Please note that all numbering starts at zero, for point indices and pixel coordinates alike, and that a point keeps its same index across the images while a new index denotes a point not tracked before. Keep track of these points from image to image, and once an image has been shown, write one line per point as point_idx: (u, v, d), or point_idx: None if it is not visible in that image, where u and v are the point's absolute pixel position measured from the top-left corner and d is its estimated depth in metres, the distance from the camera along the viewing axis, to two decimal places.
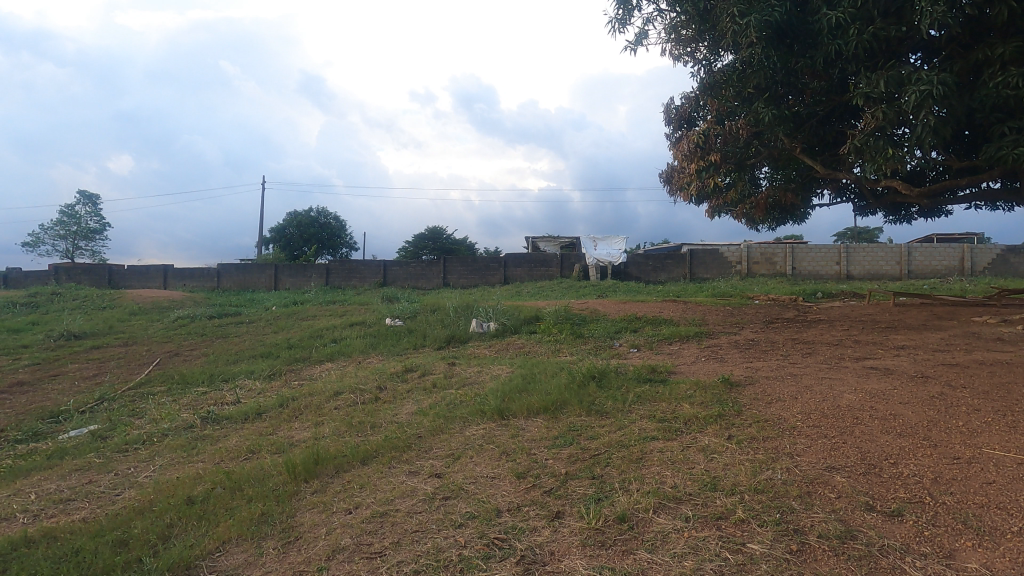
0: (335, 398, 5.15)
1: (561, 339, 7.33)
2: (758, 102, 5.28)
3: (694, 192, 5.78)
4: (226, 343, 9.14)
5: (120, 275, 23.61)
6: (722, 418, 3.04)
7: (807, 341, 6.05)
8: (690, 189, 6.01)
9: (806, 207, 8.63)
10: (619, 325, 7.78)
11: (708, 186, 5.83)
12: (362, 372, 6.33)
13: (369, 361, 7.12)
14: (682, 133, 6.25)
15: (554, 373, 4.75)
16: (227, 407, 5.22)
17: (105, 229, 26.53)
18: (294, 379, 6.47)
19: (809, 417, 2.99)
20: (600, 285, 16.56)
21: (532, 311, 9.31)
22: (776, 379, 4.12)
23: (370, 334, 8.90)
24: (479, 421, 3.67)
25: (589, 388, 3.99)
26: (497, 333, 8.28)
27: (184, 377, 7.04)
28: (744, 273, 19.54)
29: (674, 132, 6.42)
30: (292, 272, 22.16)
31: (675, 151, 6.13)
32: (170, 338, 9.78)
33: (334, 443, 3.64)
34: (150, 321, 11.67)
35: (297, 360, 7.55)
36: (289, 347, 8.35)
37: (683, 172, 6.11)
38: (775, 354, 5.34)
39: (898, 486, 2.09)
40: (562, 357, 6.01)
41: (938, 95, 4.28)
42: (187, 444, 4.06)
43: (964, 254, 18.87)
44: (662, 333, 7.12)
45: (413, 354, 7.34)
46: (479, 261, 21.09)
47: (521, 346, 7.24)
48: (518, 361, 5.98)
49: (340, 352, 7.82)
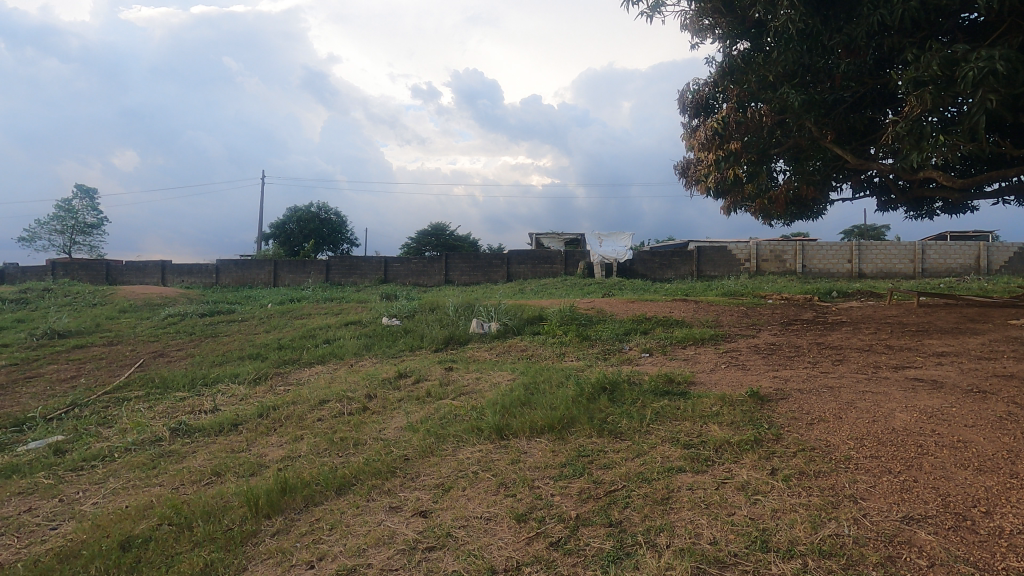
0: (320, 408, 4.72)
1: (567, 341, 6.88)
2: (784, 85, 4.79)
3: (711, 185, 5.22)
4: (214, 343, 8.72)
5: (117, 271, 23.27)
6: (761, 445, 2.58)
7: (834, 346, 5.57)
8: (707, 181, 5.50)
9: (825, 202, 8.14)
10: (628, 326, 7.33)
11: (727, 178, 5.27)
12: (352, 378, 5.90)
13: (362, 365, 6.68)
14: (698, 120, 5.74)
15: (559, 382, 4.30)
16: (202, 417, 4.80)
17: (102, 224, 26.20)
18: (279, 385, 6.03)
19: (865, 445, 2.53)
20: (606, 283, 16.10)
21: (536, 311, 8.85)
22: (810, 392, 3.65)
23: (365, 334, 8.46)
24: (475, 440, 3.22)
25: (599, 402, 3.53)
26: (498, 334, 7.83)
27: (165, 380, 6.62)
28: (753, 270, 19.07)
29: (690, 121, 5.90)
30: (291, 268, 21.78)
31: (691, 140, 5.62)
32: (158, 338, 9.38)
33: (310, 465, 3.20)
34: (139, 319, 11.26)
35: (285, 363, 7.12)
36: (279, 348, 7.92)
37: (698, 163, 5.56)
38: (803, 361, 4.88)
39: (1005, 549, 1.64)
40: (568, 363, 5.55)
41: (1001, 74, 3.62)
42: (149, 463, 3.63)
43: (980, 252, 18.34)
44: (675, 335, 6.66)
45: (408, 357, 6.90)
46: (481, 257, 20.66)
47: (524, 348, 6.79)
48: (520, 366, 5.54)
49: (332, 354, 7.38)
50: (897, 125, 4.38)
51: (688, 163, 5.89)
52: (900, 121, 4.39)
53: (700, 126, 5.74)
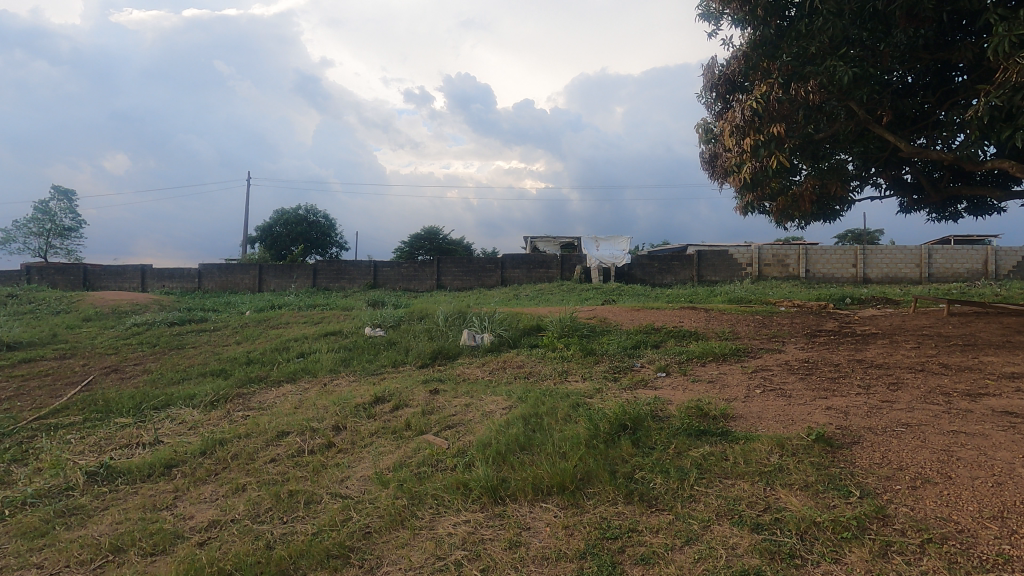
0: (277, 444, 3.92)
1: (569, 356, 6.12)
2: (830, 59, 4.06)
3: (747, 179, 4.34)
4: (177, 357, 7.87)
5: (95, 275, 22.32)
6: (865, 530, 1.83)
7: (879, 364, 4.85)
8: (738, 172, 4.59)
9: (848, 201, 7.45)
10: (636, 339, 6.56)
11: (765, 167, 4.38)
12: (323, 401, 5.11)
13: (337, 385, 5.87)
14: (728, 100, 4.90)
15: (566, 414, 3.52)
16: (134, 454, 3.98)
17: (81, 227, 25.25)
18: (239, 409, 5.22)
19: (1017, 531, 1.77)
20: (605, 289, 15.38)
21: (533, 320, 8.07)
22: (885, 433, 2.90)
23: (344, 347, 7.66)
24: (461, 504, 2.44)
25: (621, 447, 2.76)
26: (491, 347, 7.05)
27: (110, 402, 5.78)
28: (755, 275, 18.43)
29: (716, 104, 5.10)
30: (277, 272, 20.99)
31: (721, 122, 4.68)
32: (117, 350, 8.53)
33: (242, 540, 2.42)
34: (102, 328, 10.37)
35: (252, 381, 6.30)
36: (246, 364, 7.08)
37: (727, 151, 4.73)
38: (851, 384, 4.14)
39: None
40: (572, 385, 4.78)
41: None
42: (41, 528, 2.82)
43: (989, 256, 17.69)
44: (691, 349, 5.91)
45: (391, 376, 6.10)
46: (474, 261, 19.89)
47: (521, 365, 6.00)
48: (517, 388, 4.78)
49: (305, 371, 6.57)
50: (989, 98, 3.67)
51: (716, 153, 5.06)
52: (993, 94, 3.68)
53: (730, 106, 4.92)
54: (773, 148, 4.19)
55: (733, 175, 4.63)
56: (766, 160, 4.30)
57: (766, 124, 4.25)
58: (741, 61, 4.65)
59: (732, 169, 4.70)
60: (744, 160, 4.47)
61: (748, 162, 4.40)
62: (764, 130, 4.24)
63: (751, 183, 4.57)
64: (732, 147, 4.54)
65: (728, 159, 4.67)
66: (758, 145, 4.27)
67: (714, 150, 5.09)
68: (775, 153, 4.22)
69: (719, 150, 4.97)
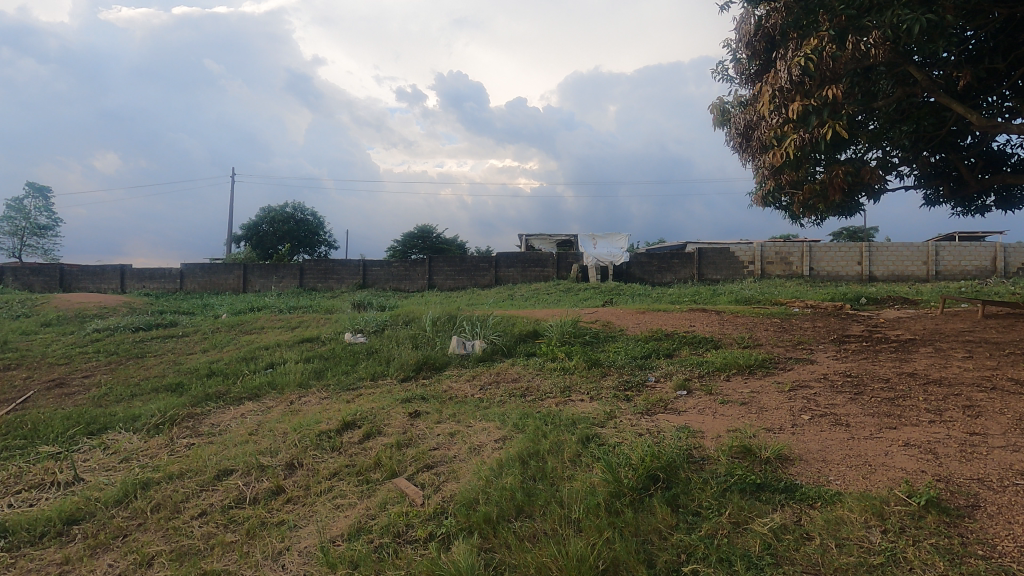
0: (213, 488, 3.16)
1: (572, 368, 5.39)
2: (893, 8, 3.38)
3: (791, 155, 3.63)
4: (134, 368, 7.06)
5: (71, 275, 21.32)
6: None
7: (938, 379, 4.14)
8: (779, 145, 3.82)
9: (872, 195, 6.79)
10: (646, 348, 5.83)
11: (815, 140, 3.63)
12: (284, 425, 4.35)
13: (306, 404, 5.11)
14: (768, 58, 4.16)
15: (574, 456, 2.78)
16: (36, 504, 3.20)
17: (57, 226, 24.25)
18: (186, 435, 4.45)
19: None
20: (604, 288, 14.68)
21: (530, 325, 7.33)
22: (1008, 487, 2.17)
23: (321, 355, 6.89)
24: None
25: (655, 518, 2.03)
26: (483, 356, 6.30)
27: (39, 424, 4.98)
28: (757, 274, 17.81)
29: (751, 66, 4.39)
30: (262, 272, 20.16)
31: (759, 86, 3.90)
32: (69, 360, 7.70)
33: None
34: (61, 334, 9.52)
35: (209, 397, 5.53)
36: (206, 378, 6.28)
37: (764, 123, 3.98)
38: (919, 408, 3.42)
39: None
40: (578, 406, 4.05)
41: None
42: None
43: (998, 253, 17.10)
44: (710, 360, 5.18)
45: (369, 392, 5.34)
46: (467, 260, 19.13)
47: (516, 380, 5.26)
48: (513, 410, 4.04)
49: (272, 385, 5.79)
50: None
51: (750, 124, 4.31)
52: None
53: (769, 65, 4.17)
54: (827, 115, 3.47)
55: (772, 150, 3.88)
56: (815, 131, 3.58)
57: (819, 86, 3.51)
58: (779, 13, 3.90)
59: (770, 142, 3.98)
60: (787, 132, 3.72)
61: (793, 134, 3.68)
62: (817, 93, 3.49)
63: (795, 159, 3.82)
64: (773, 116, 3.79)
65: (767, 131, 3.91)
66: (808, 111, 3.53)
67: (747, 120, 4.34)
68: (830, 122, 3.47)
69: (754, 120, 4.22)
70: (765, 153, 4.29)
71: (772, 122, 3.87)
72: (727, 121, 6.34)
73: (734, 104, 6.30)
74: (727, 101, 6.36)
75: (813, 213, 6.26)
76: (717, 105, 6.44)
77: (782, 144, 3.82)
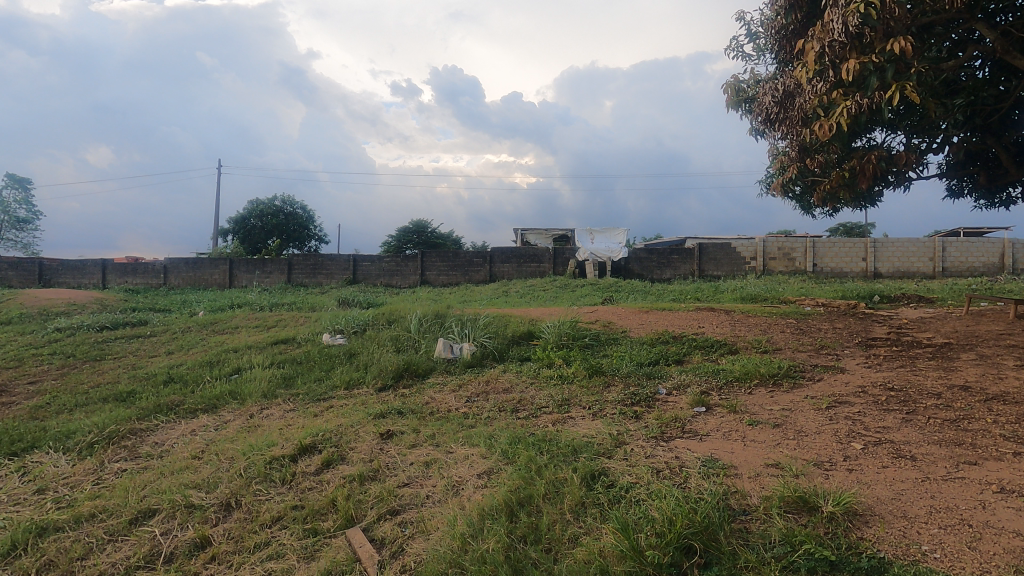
0: (124, 539, 2.54)
1: (570, 376, 4.77)
2: None
3: (845, 125, 3.08)
4: (88, 373, 6.40)
5: (50, 270, 20.53)
6: None
7: (999, 394, 3.56)
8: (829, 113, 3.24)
9: (895, 186, 6.18)
10: (653, 353, 5.22)
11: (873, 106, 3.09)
12: (235, 446, 3.73)
13: (268, 418, 4.48)
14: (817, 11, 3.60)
15: (577, 506, 2.17)
16: None
17: (37, 219, 23.45)
18: (121, 457, 3.82)
19: None
20: (602, 285, 14.09)
21: (524, 325, 6.71)
22: None
23: (293, 359, 6.26)
24: None
25: None
26: (472, 361, 5.67)
27: None
28: (759, 269, 17.26)
29: (789, 22, 3.81)
30: (248, 267, 19.47)
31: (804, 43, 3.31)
32: (21, 363, 7.02)
33: None
34: (20, 334, 8.82)
35: (160, 409, 4.89)
36: (162, 385, 5.63)
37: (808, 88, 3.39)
38: (994, 435, 2.82)
39: None
40: (578, 427, 3.43)
41: None
42: None
43: (1006, 249, 16.60)
44: (727, 369, 4.57)
45: (341, 403, 4.71)
46: (461, 255, 18.51)
47: (507, 390, 4.64)
48: (501, 431, 3.42)
49: (233, 395, 5.16)
50: None
51: (791, 92, 3.71)
52: None
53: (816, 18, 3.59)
54: (890, 76, 2.95)
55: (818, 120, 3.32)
56: (874, 95, 3.06)
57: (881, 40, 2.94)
58: None
59: (813, 113, 3.43)
60: (837, 98, 3.17)
61: (845, 101, 3.14)
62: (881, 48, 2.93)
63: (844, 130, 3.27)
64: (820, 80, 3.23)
65: (813, 98, 3.33)
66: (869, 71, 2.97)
67: (786, 88, 3.73)
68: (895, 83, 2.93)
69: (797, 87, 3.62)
70: (804, 127, 3.70)
71: (817, 88, 3.33)
72: (743, 101, 5.74)
73: (750, 83, 5.71)
74: (742, 78, 5.75)
75: (835, 206, 5.69)
76: (731, 83, 5.83)
77: (830, 113, 3.27)
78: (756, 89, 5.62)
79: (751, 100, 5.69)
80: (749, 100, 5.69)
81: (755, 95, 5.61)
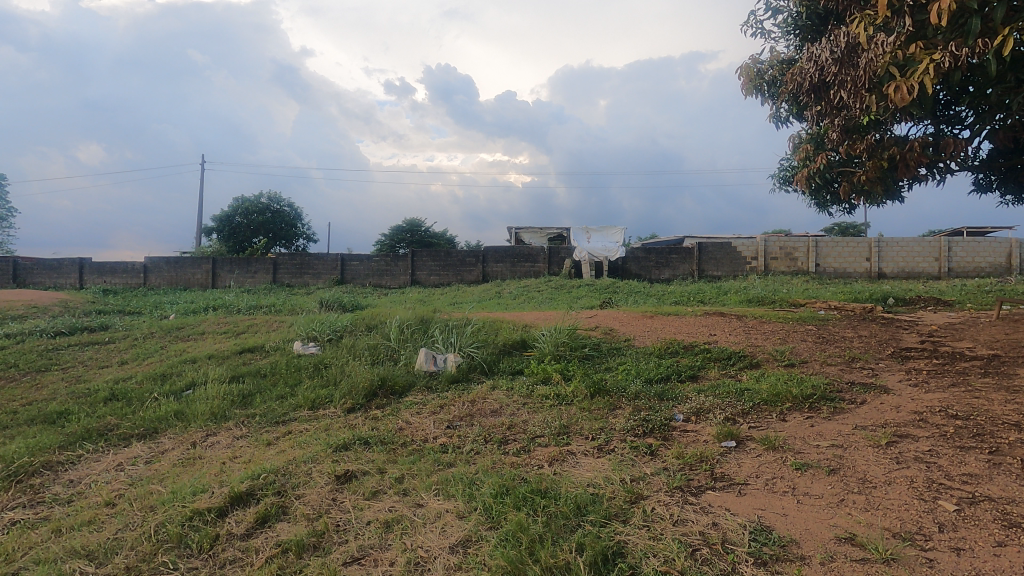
0: None
1: (568, 397, 4.10)
2: None
3: (932, 81, 3.06)
4: (25, 387, 5.66)
5: (26, 270, 19.67)
6: None
7: None
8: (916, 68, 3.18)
9: (922, 181, 5.57)
10: (663, 367, 4.55)
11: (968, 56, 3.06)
12: (159, 490, 3.04)
13: (213, 448, 3.78)
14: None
15: None
16: None
17: (12, 216, 22.53)
18: (19, 503, 3.12)
19: None
20: (599, 286, 13.44)
21: (516, 333, 6.04)
22: None
23: (256, 373, 5.55)
24: None
25: None
26: (457, 375, 4.99)
27: None
28: (761, 269, 16.67)
29: None
30: (232, 267, 18.67)
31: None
32: None
33: None
34: None
35: (89, 433, 4.17)
36: (100, 404, 4.88)
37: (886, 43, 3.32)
38: None
39: None
40: (580, 470, 2.77)
41: None
42: None
43: (1014, 249, 16.07)
44: (753, 388, 3.91)
45: (301, 429, 4.01)
46: (452, 255, 17.79)
47: (496, 413, 3.97)
48: (484, 475, 2.74)
49: (180, 416, 4.45)
50: None
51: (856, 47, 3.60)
52: None
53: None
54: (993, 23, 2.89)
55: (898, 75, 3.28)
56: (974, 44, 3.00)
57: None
58: None
59: (884, 73, 3.37)
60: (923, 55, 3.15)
61: (932, 56, 3.11)
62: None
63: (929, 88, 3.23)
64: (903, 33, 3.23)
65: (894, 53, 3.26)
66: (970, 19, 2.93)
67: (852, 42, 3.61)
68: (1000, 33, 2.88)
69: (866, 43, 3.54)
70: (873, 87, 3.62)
71: (890, 43, 3.29)
72: (762, 85, 5.11)
73: (771, 63, 5.09)
74: (759, 60, 5.11)
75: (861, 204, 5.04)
76: (746, 66, 5.18)
77: (908, 71, 3.23)
78: (777, 70, 5.00)
79: (771, 84, 5.07)
80: (769, 84, 5.07)
81: (776, 78, 4.99)
